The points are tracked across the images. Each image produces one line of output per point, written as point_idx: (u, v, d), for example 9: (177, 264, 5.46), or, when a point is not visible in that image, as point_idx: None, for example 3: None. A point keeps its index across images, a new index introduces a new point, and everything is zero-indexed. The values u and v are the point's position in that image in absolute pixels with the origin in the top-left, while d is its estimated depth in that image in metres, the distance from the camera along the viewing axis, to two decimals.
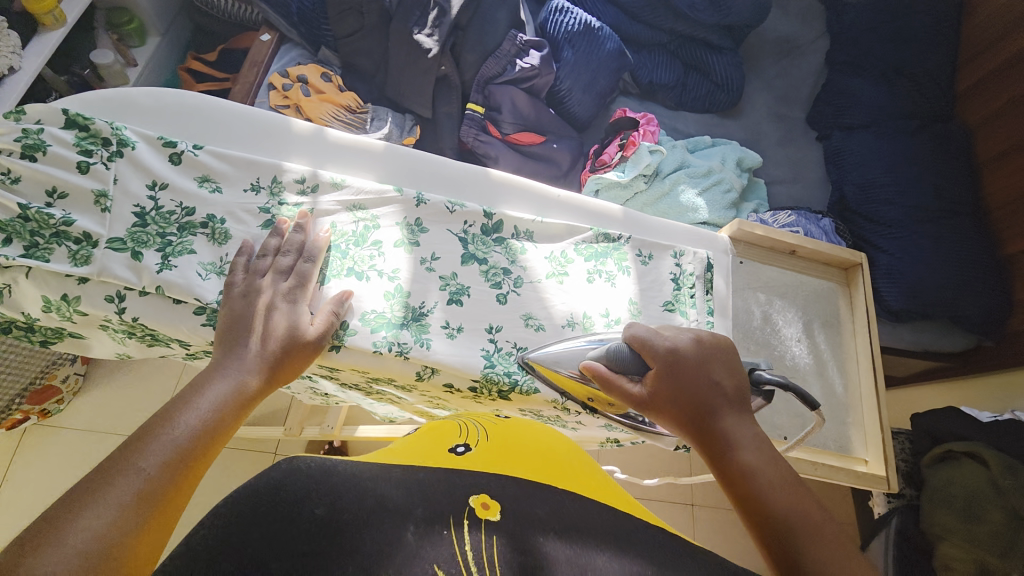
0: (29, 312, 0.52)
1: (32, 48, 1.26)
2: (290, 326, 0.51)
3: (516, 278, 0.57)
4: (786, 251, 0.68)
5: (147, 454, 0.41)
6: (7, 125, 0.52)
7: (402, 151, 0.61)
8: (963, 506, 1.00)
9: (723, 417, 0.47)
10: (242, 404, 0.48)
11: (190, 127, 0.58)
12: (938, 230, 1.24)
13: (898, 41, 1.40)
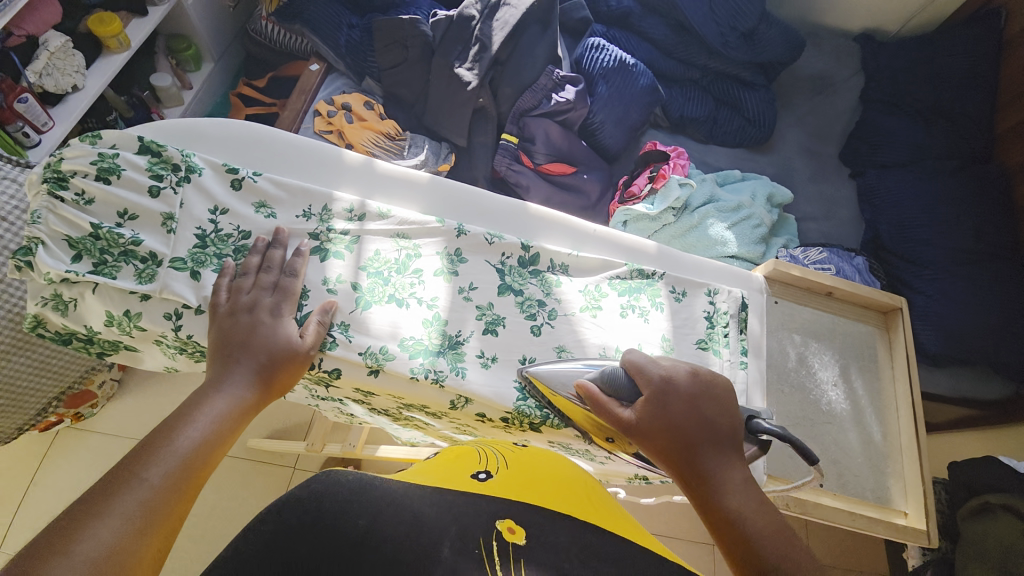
0: (92, 326, 0.55)
1: (97, 67, 1.32)
2: (280, 340, 0.53)
3: (551, 310, 0.58)
4: (822, 292, 0.67)
5: (150, 466, 0.44)
6: (81, 148, 0.56)
7: (444, 183, 0.64)
8: (1000, 563, 0.94)
9: (711, 458, 0.47)
10: (240, 417, 0.50)
11: (252, 157, 0.62)
12: (977, 274, 1.21)
13: (935, 81, 1.39)
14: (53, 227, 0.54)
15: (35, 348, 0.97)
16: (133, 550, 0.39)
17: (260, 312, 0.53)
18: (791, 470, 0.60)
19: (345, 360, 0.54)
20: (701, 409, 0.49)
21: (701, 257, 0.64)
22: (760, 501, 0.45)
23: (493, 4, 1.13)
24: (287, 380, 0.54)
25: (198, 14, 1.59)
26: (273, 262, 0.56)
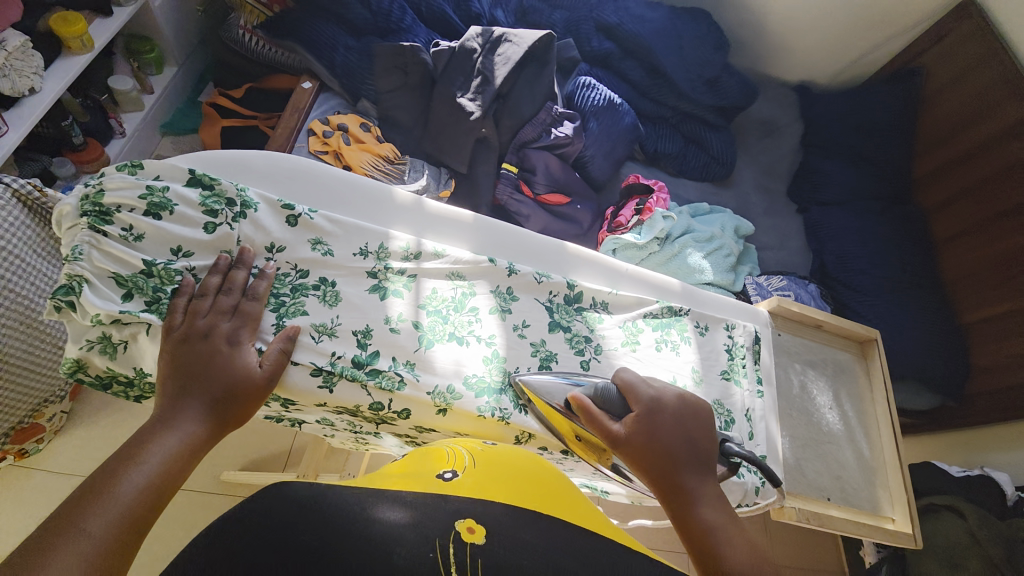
0: (143, 368, 0.55)
1: (56, 69, 1.23)
2: (238, 369, 0.52)
3: (596, 346, 0.63)
4: (814, 325, 0.77)
5: (91, 516, 0.40)
6: (129, 180, 0.57)
7: (489, 223, 0.68)
8: (947, 557, 1.10)
9: (690, 476, 0.51)
10: (193, 457, 0.48)
11: (304, 192, 0.64)
12: (904, 300, 1.40)
13: (861, 130, 1.55)
14: (95, 263, 0.54)
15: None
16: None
17: (217, 339, 0.52)
18: (809, 489, 0.67)
19: (413, 399, 0.57)
20: (680, 430, 0.53)
21: (720, 295, 0.71)
22: (734, 520, 0.49)
23: (494, 38, 1.17)
24: (240, 413, 0.52)
25: (164, 17, 1.50)
26: (235, 284, 0.56)
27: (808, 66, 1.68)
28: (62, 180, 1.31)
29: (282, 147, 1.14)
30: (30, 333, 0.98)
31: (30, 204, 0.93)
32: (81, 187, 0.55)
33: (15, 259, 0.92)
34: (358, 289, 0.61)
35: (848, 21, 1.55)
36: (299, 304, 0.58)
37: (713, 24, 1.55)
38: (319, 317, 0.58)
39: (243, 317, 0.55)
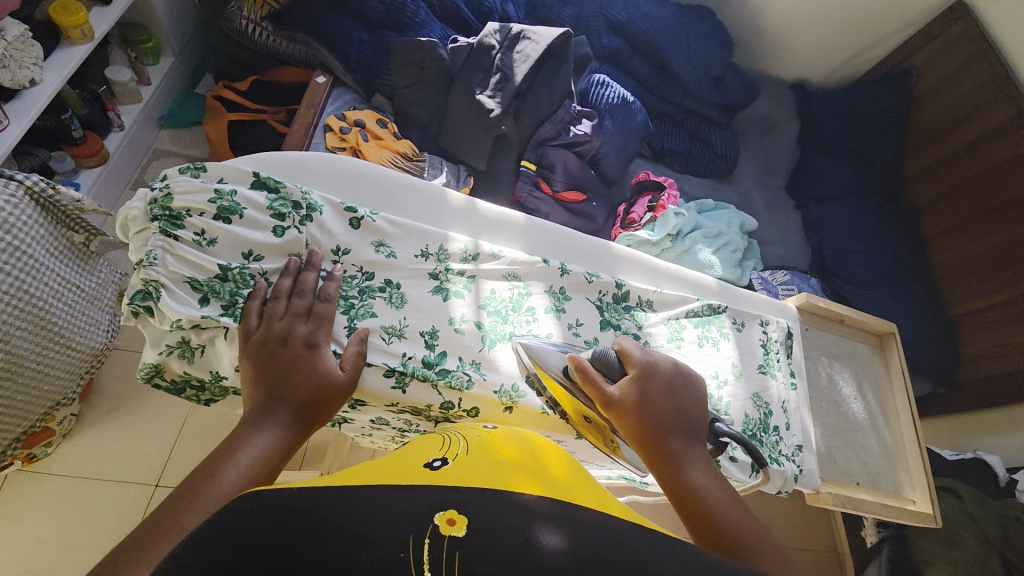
0: (221, 371, 0.57)
1: (56, 59, 1.20)
2: (321, 373, 0.53)
3: (645, 343, 0.66)
4: (838, 320, 0.83)
5: (192, 515, 0.40)
6: (198, 185, 0.59)
7: (540, 224, 0.71)
8: (944, 534, 1.19)
9: (678, 441, 0.54)
10: (281, 461, 0.47)
11: (364, 195, 0.66)
12: (899, 293, 1.44)
13: (854, 129, 1.57)
14: (168, 268, 0.56)
15: (4, 383, 0.91)
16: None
17: (296, 343, 0.53)
18: (840, 475, 0.74)
19: (480, 397, 0.59)
20: (669, 398, 0.55)
21: (753, 292, 0.74)
22: (717, 479, 0.53)
23: (513, 35, 1.18)
24: (323, 416, 0.53)
25: (163, 5, 1.42)
26: (306, 287, 0.57)
27: (805, 65, 1.70)
28: (60, 175, 1.28)
29: (299, 144, 1.12)
30: (45, 335, 0.95)
31: (42, 201, 0.91)
32: (152, 192, 0.57)
33: (31, 260, 0.90)
34: (422, 290, 0.63)
35: (846, 21, 1.57)
36: (366, 306, 0.60)
37: (718, 23, 1.56)
38: (387, 319, 0.60)
39: (316, 319, 0.56)
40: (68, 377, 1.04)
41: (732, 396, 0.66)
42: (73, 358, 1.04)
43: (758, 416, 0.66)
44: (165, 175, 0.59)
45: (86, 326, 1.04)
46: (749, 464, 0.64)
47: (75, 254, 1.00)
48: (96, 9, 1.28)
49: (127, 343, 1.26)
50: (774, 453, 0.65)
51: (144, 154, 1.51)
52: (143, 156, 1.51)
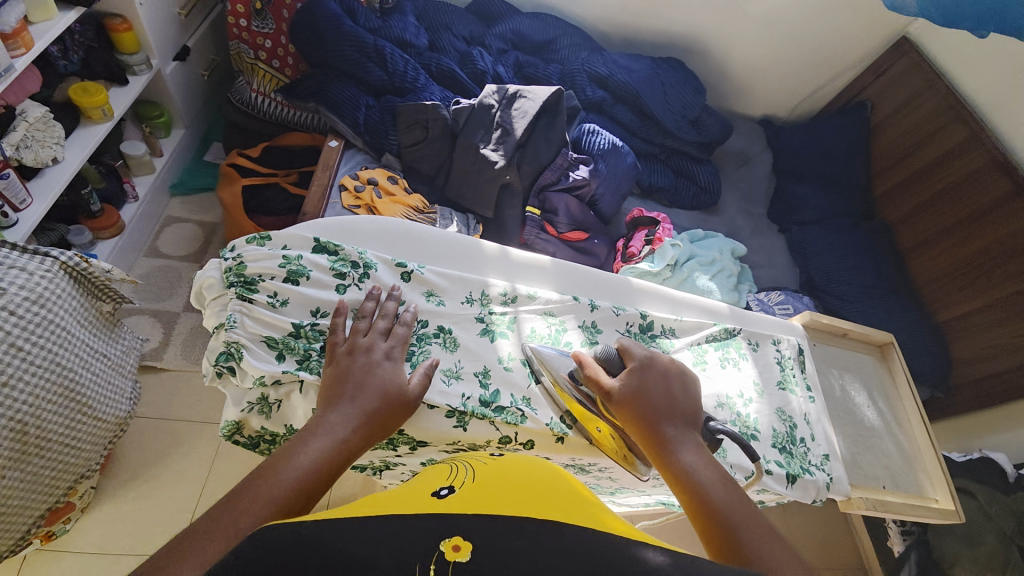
0: (295, 425, 0.61)
1: (76, 138, 1.25)
2: (392, 386, 0.57)
3: None
4: (841, 333, 0.90)
5: (256, 503, 0.44)
6: (267, 252, 0.64)
7: (566, 265, 0.77)
8: (966, 535, 1.22)
9: (672, 427, 0.58)
10: (343, 460, 0.50)
11: (409, 251, 0.72)
12: (888, 304, 1.51)
13: (825, 157, 1.70)
14: (247, 329, 0.61)
15: (31, 460, 0.88)
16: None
17: (376, 355, 0.59)
18: (867, 479, 0.79)
19: (534, 430, 0.64)
20: (664, 387, 0.60)
21: (763, 314, 0.81)
22: (711, 463, 0.56)
23: (510, 94, 1.28)
24: (387, 428, 0.56)
25: (176, 84, 1.50)
26: (387, 310, 0.63)
27: (770, 103, 1.86)
28: (78, 247, 1.29)
29: (317, 205, 1.19)
30: (73, 407, 0.93)
31: (75, 273, 0.94)
32: (227, 262, 0.63)
33: (63, 330, 0.90)
34: (470, 334, 0.68)
35: (802, 64, 1.75)
36: (424, 352, 0.65)
37: (690, 72, 1.71)
38: (443, 363, 0.65)
39: (396, 339, 0.62)
40: (94, 446, 1.00)
41: (759, 412, 0.71)
42: (99, 429, 1.00)
43: (785, 430, 0.71)
44: (233, 246, 0.65)
45: (112, 395, 1.02)
46: (785, 476, 0.68)
47: (102, 323, 1.02)
48: (114, 90, 1.33)
49: (146, 410, 1.26)
50: (805, 463, 0.71)
51: (155, 222, 1.54)
52: (154, 224, 1.54)
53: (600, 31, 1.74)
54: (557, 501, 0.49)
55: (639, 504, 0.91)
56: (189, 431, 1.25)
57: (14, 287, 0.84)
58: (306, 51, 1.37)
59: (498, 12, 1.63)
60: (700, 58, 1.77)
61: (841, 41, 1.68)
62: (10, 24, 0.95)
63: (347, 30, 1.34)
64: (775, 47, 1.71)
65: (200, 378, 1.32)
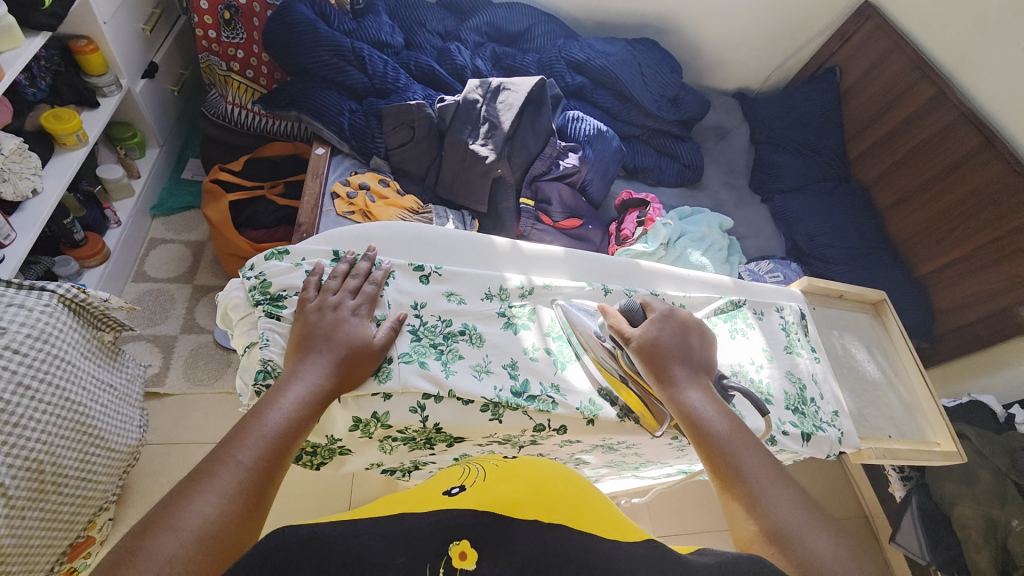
0: (335, 434, 0.61)
1: (53, 167, 1.21)
2: (360, 337, 0.60)
3: None
4: (837, 295, 0.95)
5: (244, 448, 0.48)
6: (289, 267, 0.65)
7: (576, 254, 0.80)
8: (961, 474, 1.29)
9: (687, 379, 0.63)
10: (318, 403, 0.54)
11: (425, 254, 0.73)
12: (869, 263, 1.56)
13: (801, 125, 1.75)
14: (279, 346, 0.61)
15: (50, 498, 0.84)
16: (231, 518, 0.44)
17: (343, 311, 0.61)
18: (872, 431, 0.85)
19: (566, 415, 0.66)
20: (676, 344, 0.65)
21: (763, 284, 0.85)
22: (722, 410, 0.61)
23: (493, 88, 1.29)
24: (359, 375, 0.59)
25: (146, 102, 1.45)
26: (359, 271, 0.65)
27: (743, 76, 1.89)
28: (64, 278, 1.25)
29: (311, 214, 1.17)
30: (85, 440, 0.90)
31: (74, 306, 0.92)
32: (251, 280, 0.64)
33: (67, 364, 0.88)
34: (494, 328, 0.70)
35: (771, 35, 1.78)
36: (453, 350, 0.66)
37: (664, 51, 1.73)
38: (473, 359, 0.67)
39: (364, 297, 0.63)
40: (109, 478, 0.96)
41: (770, 377, 0.75)
42: (113, 460, 0.97)
43: (796, 391, 0.76)
44: (253, 264, 0.66)
45: (122, 424, 0.99)
46: (800, 434, 0.72)
47: (104, 353, 1.00)
48: (85, 115, 1.29)
49: (155, 436, 1.25)
50: (817, 421, 0.75)
51: (138, 246, 1.49)
52: (138, 248, 1.49)
53: (572, 17, 1.75)
54: (565, 498, 0.51)
55: (661, 476, 0.95)
56: (203, 452, 1.24)
57: (15, 325, 0.82)
58: (282, 58, 1.33)
59: (469, 5, 1.62)
60: (673, 36, 1.79)
61: (807, 10, 1.72)
62: None
63: (324, 34, 1.32)
64: (745, 21, 1.74)
65: (207, 399, 1.31)
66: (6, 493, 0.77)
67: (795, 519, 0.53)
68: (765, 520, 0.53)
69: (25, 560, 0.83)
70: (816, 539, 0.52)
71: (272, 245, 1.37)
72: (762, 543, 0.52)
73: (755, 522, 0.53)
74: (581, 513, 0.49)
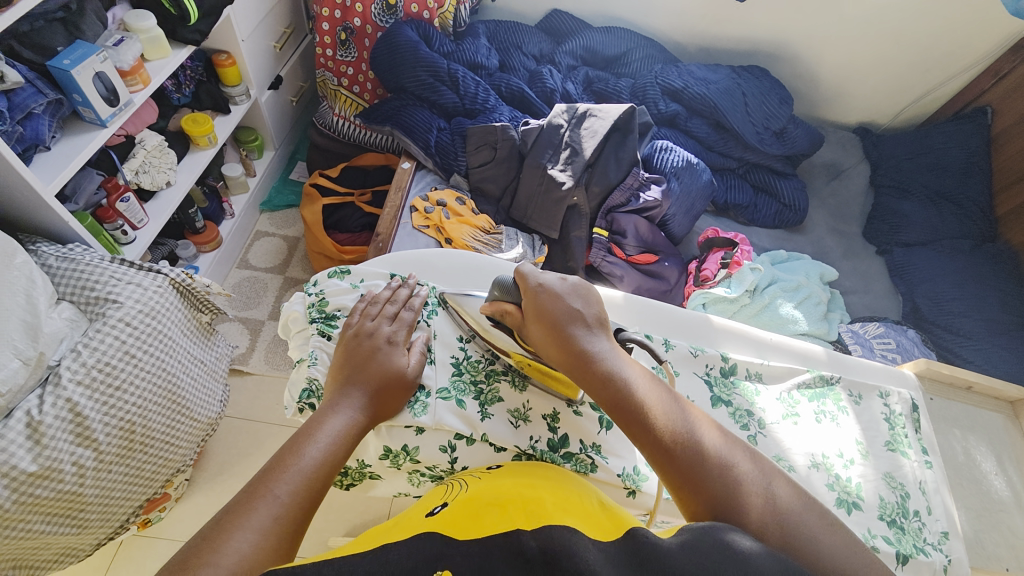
0: (367, 460, 0.62)
1: (186, 163, 1.39)
2: (394, 364, 0.61)
3: (759, 419, 0.67)
4: (965, 387, 0.85)
5: (281, 482, 0.47)
6: (344, 286, 0.70)
7: (638, 300, 0.76)
8: None
9: (583, 335, 0.57)
10: (353, 435, 0.54)
11: (481, 285, 0.75)
12: (1017, 342, 1.26)
13: (936, 170, 1.50)
14: (325, 365, 0.63)
15: (136, 456, 0.94)
16: (264, 555, 0.42)
17: (379, 338, 0.62)
18: (992, 563, 0.72)
19: (604, 481, 0.63)
20: (569, 301, 0.59)
21: (864, 361, 0.76)
22: (625, 363, 0.55)
23: (580, 114, 1.27)
24: (390, 405, 0.59)
25: (270, 111, 1.64)
26: (399, 297, 0.67)
27: (868, 110, 1.67)
28: (183, 260, 1.43)
29: (389, 226, 1.23)
30: (174, 408, 0.99)
31: (181, 288, 1.05)
32: (310, 297, 0.68)
33: (167, 339, 0.99)
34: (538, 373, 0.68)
35: (907, 66, 1.56)
36: (494, 391, 0.65)
37: (775, 81, 1.58)
38: (512, 403, 0.65)
39: (402, 324, 0.65)
40: (188, 444, 1.05)
41: (863, 476, 0.65)
42: (194, 428, 1.06)
43: (894, 499, 0.65)
44: (316, 280, 0.71)
45: (206, 397, 1.09)
46: (894, 555, 0.60)
47: (199, 331, 1.10)
48: (219, 119, 1.47)
49: (234, 410, 1.37)
50: (919, 541, 0.62)
51: (246, 236, 1.66)
52: (245, 239, 1.66)
53: (675, 41, 1.67)
54: (556, 505, 0.46)
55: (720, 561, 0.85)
56: (270, 432, 1.34)
57: (131, 300, 0.95)
58: (384, 76, 1.43)
59: (569, 29, 1.62)
60: (787, 64, 1.64)
61: (957, 41, 1.48)
62: (127, 63, 1.07)
63: (423, 55, 1.38)
64: (875, 51, 1.55)
65: (278, 383, 1.42)
66: (98, 447, 0.87)
67: (743, 469, 0.49)
68: (712, 478, 0.48)
69: (104, 510, 0.93)
70: (770, 484, 0.48)
71: (354, 248, 1.46)
72: (720, 500, 0.46)
73: (698, 479, 0.48)
74: (572, 513, 0.44)
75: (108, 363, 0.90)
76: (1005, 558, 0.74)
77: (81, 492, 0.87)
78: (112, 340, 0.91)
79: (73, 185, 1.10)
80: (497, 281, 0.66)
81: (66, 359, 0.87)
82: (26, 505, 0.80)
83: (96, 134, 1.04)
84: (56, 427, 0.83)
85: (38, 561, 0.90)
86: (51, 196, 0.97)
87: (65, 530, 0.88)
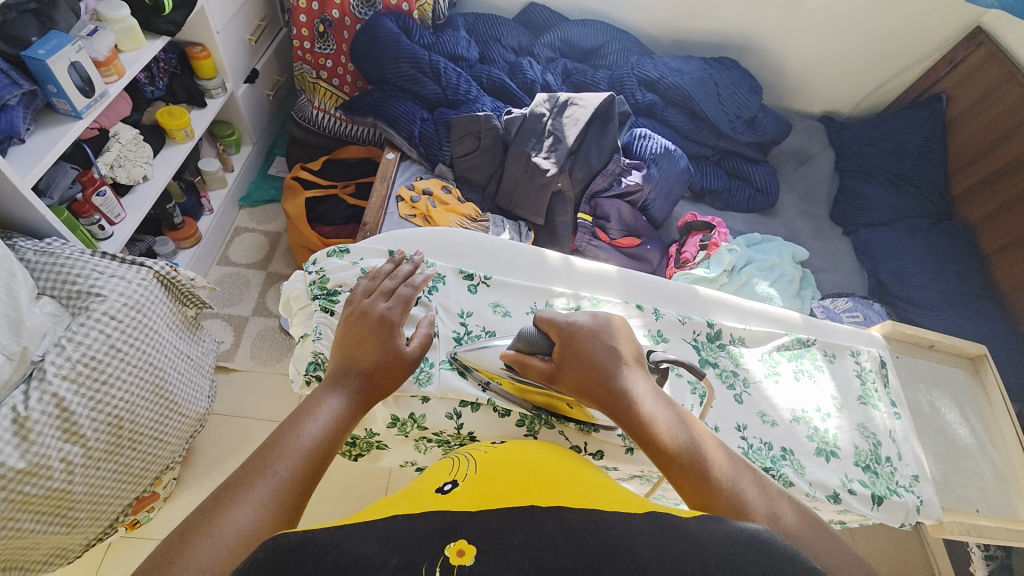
0: (375, 428, 0.65)
1: (162, 157, 1.36)
2: (393, 346, 0.60)
3: (744, 379, 0.71)
4: (929, 346, 0.92)
5: (282, 459, 0.48)
6: (342, 264, 0.71)
7: (631, 275, 0.79)
8: None
9: (621, 377, 0.56)
10: (350, 415, 0.55)
11: (476, 262, 0.77)
12: (973, 311, 1.35)
13: (896, 154, 1.59)
14: (329, 340, 0.65)
15: (124, 453, 0.92)
16: (259, 531, 0.44)
17: (376, 317, 0.61)
18: (960, 502, 0.79)
19: (604, 440, 0.66)
20: (604, 340, 0.58)
21: (837, 324, 0.81)
22: (663, 402, 0.55)
23: (561, 103, 1.30)
24: (388, 385, 0.59)
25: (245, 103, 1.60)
26: (398, 271, 0.68)
27: (831, 99, 1.76)
28: (162, 257, 1.40)
29: (376, 215, 1.24)
30: (162, 404, 0.98)
31: (166, 281, 1.03)
32: (310, 276, 0.69)
33: (152, 332, 0.97)
34: None
35: (867, 56, 1.64)
36: None
37: (744, 72, 1.65)
38: None
39: (400, 301, 0.64)
40: (176, 440, 1.04)
41: (839, 428, 0.70)
42: (182, 424, 1.04)
43: (868, 447, 0.70)
44: (316, 259, 0.72)
45: (193, 392, 1.07)
46: (869, 497, 0.66)
47: (184, 326, 1.08)
48: (195, 113, 1.44)
49: (221, 407, 1.35)
50: (892, 484, 0.68)
51: (226, 232, 1.63)
52: (226, 234, 1.63)
53: (649, 34, 1.72)
54: (561, 484, 0.48)
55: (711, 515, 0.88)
56: (259, 426, 1.33)
57: (115, 294, 0.93)
58: (365, 68, 1.42)
59: (546, 21, 1.65)
60: (755, 56, 1.70)
61: (911, 33, 1.57)
62: (103, 54, 1.04)
63: (404, 47, 1.39)
64: (836, 42, 1.63)
65: (266, 377, 1.40)
66: (86, 442, 0.86)
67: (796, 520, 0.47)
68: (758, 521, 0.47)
69: (93, 508, 0.91)
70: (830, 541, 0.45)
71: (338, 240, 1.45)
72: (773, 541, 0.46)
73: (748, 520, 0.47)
74: (578, 491, 0.47)
75: (93, 357, 0.88)
76: (971, 499, 0.81)
77: (70, 490, 0.85)
78: (98, 333, 0.89)
79: (46, 179, 1.08)
80: (521, 332, 0.63)
81: (51, 353, 0.85)
82: (13, 502, 0.78)
83: (69, 127, 1.01)
84: (42, 422, 0.81)
85: (27, 563, 0.88)
86: (28, 190, 0.94)
87: (54, 530, 0.86)
